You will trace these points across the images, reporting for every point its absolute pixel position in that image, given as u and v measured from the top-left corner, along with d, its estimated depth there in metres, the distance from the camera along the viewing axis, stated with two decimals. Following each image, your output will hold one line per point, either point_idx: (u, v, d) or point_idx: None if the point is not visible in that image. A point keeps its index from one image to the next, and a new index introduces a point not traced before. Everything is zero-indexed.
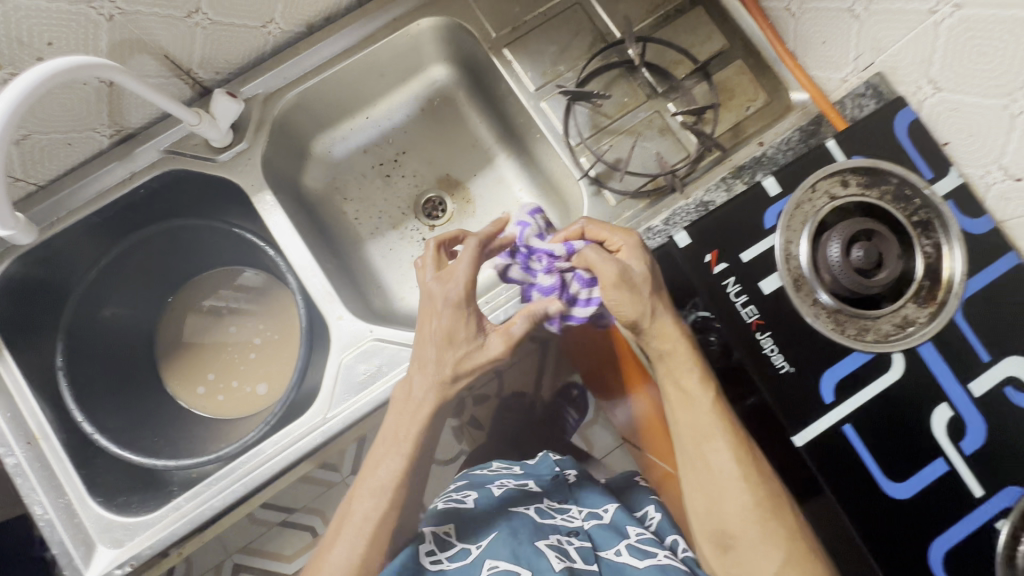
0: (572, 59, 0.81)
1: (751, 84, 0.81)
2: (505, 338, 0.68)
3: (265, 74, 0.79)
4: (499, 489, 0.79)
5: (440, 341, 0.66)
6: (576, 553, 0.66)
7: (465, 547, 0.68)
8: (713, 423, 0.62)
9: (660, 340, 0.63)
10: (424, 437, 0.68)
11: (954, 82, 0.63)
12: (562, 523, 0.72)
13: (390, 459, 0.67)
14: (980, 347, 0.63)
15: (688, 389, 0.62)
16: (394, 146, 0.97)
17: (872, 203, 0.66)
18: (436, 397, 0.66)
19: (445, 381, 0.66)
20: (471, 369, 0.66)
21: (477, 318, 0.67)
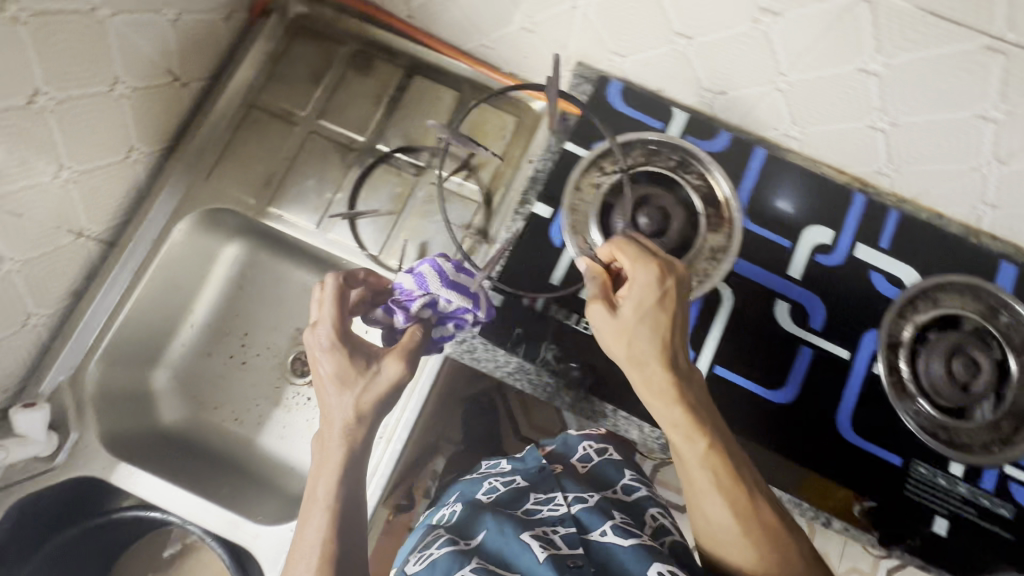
0: (334, 181, 0.83)
1: (496, 115, 0.87)
2: (399, 356, 0.67)
3: (58, 358, 0.76)
4: (490, 496, 0.68)
5: (332, 387, 0.63)
6: (562, 541, 0.57)
7: (455, 539, 0.58)
8: (708, 478, 0.52)
9: (656, 396, 0.55)
10: (345, 494, 0.59)
11: (629, 46, 0.70)
12: (548, 514, 0.62)
13: (315, 513, 0.58)
14: (777, 239, 0.69)
15: (688, 438, 0.54)
16: (234, 333, 0.96)
17: (634, 171, 0.71)
18: (344, 448, 0.61)
19: (346, 429, 0.62)
20: (374, 401, 0.63)
21: (360, 349, 0.66)
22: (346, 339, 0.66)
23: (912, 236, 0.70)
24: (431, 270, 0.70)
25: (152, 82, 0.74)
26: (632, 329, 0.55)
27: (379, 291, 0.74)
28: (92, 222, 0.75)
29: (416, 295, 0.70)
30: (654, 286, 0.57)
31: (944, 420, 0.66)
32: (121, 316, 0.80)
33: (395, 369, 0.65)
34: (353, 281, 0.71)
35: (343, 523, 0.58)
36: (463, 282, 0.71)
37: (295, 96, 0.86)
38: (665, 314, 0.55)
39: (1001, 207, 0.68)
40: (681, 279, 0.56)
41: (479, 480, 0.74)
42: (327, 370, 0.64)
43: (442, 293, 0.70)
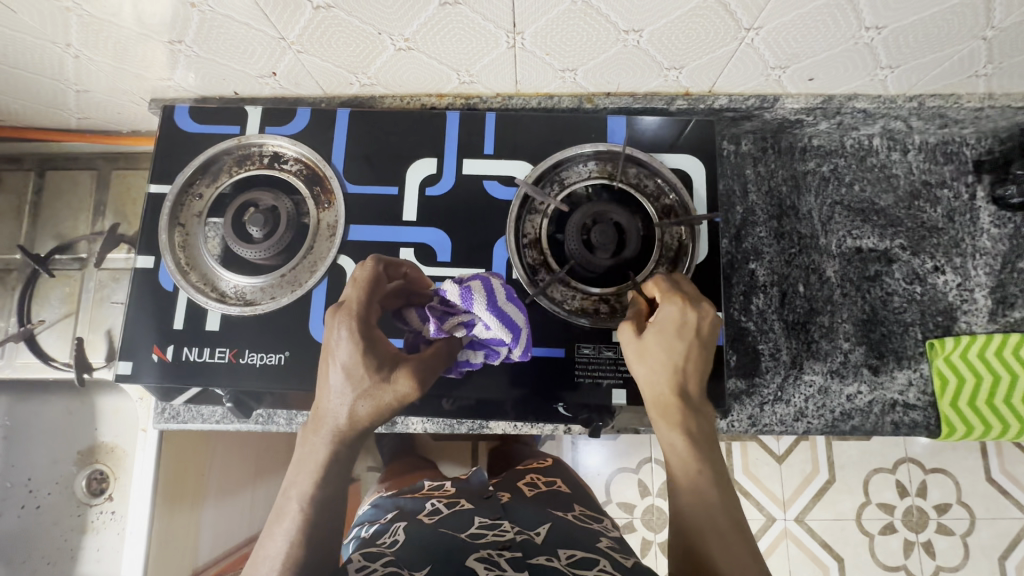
0: (3, 310, 0.81)
1: (139, 177, 0.84)
2: (415, 371, 0.55)
3: None
4: (431, 515, 0.74)
5: (338, 377, 0.53)
6: (508, 562, 0.58)
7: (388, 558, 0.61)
8: (680, 428, 0.53)
9: (666, 421, 0.53)
10: (323, 498, 0.53)
11: (160, 66, 0.67)
12: (495, 538, 0.65)
13: (286, 516, 0.52)
14: (383, 189, 0.67)
15: (684, 444, 0.52)
16: (16, 483, 0.94)
17: (230, 183, 0.69)
18: (329, 453, 0.54)
19: (336, 432, 0.53)
20: (371, 414, 0.53)
21: (389, 355, 0.55)
22: (371, 324, 0.54)
23: (517, 131, 0.69)
24: (480, 287, 0.56)
25: None
26: (655, 340, 0.54)
27: (419, 289, 0.61)
28: None
29: (454, 310, 0.57)
30: (683, 327, 0.54)
31: (605, 293, 0.65)
32: None
33: (406, 388, 0.54)
34: (391, 272, 0.59)
35: (314, 532, 0.52)
36: (513, 313, 0.58)
37: None
38: (686, 339, 0.54)
39: (575, 68, 0.66)
40: (709, 313, 0.55)
41: (423, 501, 0.81)
42: (341, 357, 0.53)
43: (483, 317, 0.56)
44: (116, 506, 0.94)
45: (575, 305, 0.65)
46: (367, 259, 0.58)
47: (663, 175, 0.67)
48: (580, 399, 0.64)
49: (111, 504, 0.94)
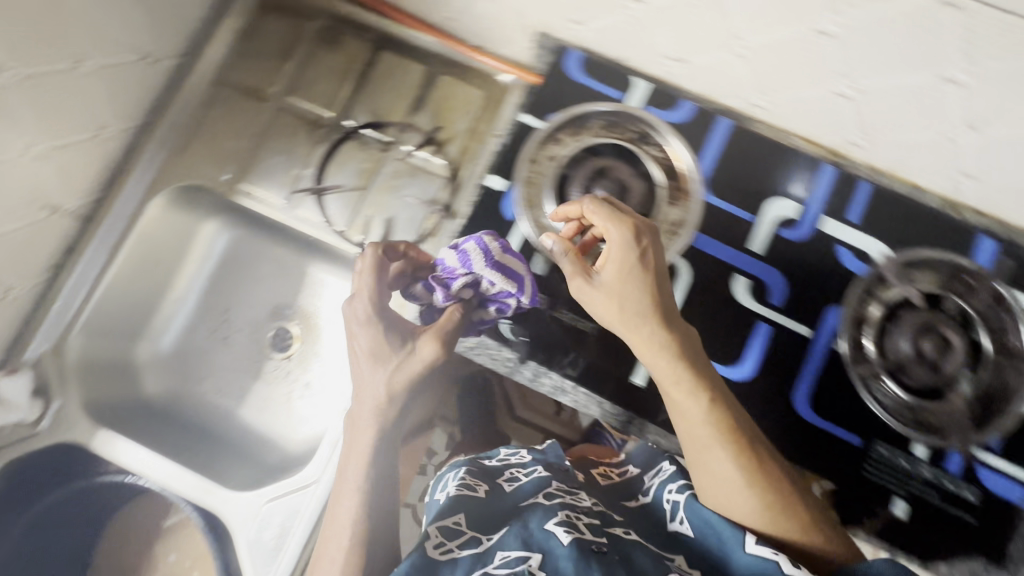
0: (301, 158, 0.84)
1: (464, 90, 0.86)
2: (436, 338, 0.67)
3: (41, 330, 0.79)
4: (509, 484, 0.70)
5: (367, 362, 0.67)
6: (586, 526, 0.57)
7: (476, 537, 0.58)
8: (701, 409, 0.57)
9: (660, 357, 0.57)
10: (402, 396, 0.66)
11: (586, 13, 0.67)
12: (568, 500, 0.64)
13: (357, 466, 0.65)
14: (737, 210, 0.67)
15: (712, 451, 0.57)
16: (215, 307, 0.96)
17: (593, 142, 0.70)
18: (373, 435, 0.66)
19: (376, 411, 0.66)
20: (406, 382, 0.66)
21: (402, 332, 0.68)
22: (380, 314, 0.68)
23: (884, 212, 0.67)
24: (475, 248, 0.65)
25: (118, 59, 0.75)
26: (603, 298, 0.59)
27: (420, 263, 0.72)
28: (68, 197, 0.77)
29: (456, 272, 0.66)
30: (628, 252, 0.58)
31: (912, 400, 0.62)
32: (99, 293, 0.83)
33: (430, 352, 0.66)
34: (393, 252, 0.71)
35: (380, 475, 0.66)
36: (514, 266, 0.66)
37: (263, 72, 0.86)
38: (649, 270, 0.57)
39: (981, 178, 0.62)
40: (657, 237, 0.58)
41: (500, 466, 0.76)
42: (362, 345, 0.67)
43: (484, 271, 0.65)
44: (294, 370, 0.94)
45: (873, 393, 0.63)
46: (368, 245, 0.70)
47: (1019, 316, 0.63)
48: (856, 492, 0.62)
49: (289, 365, 0.94)
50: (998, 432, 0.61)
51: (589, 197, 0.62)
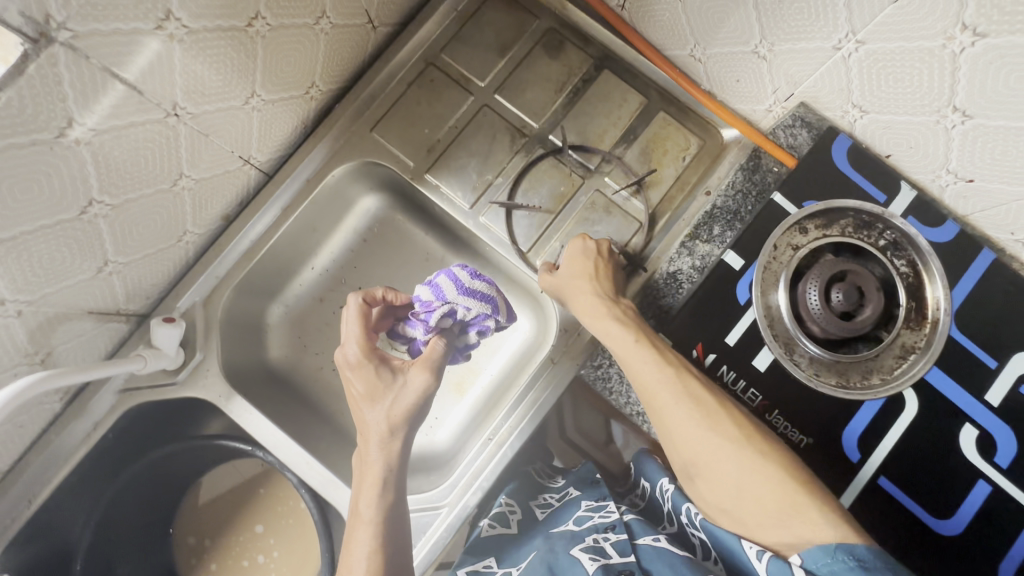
0: (496, 163, 0.79)
1: (680, 133, 0.80)
2: (425, 366, 0.67)
3: (198, 278, 0.75)
4: (544, 512, 0.71)
5: (364, 405, 0.64)
6: (613, 549, 0.58)
7: (506, 574, 0.62)
8: (653, 367, 0.60)
9: (613, 335, 0.63)
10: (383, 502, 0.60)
11: (879, 104, 0.62)
12: (599, 520, 0.63)
13: (360, 526, 0.60)
14: (982, 355, 0.62)
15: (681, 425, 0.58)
16: (351, 285, 0.92)
17: (840, 241, 0.65)
18: (383, 463, 0.61)
19: (382, 442, 0.62)
20: (406, 412, 0.63)
21: (387, 362, 0.67)
22: (373, 356, 0.67)
23: None
24: (446, 280, 0.70)
25: (351, 19, 0.70)
26: (577, 286, 0.68)
27: (395, 308, 0.75)
28: (260, 150, 0.73)
29: (433, 305, 0.71)
30: (578, 254, 0.72)
31: None
32: (259, 253, 0.79)
33: (421, 378, 0.65)
34: (372, 300, 0.72)
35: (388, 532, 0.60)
36: (486, 289, 0.71)
37: (474, 62, 0.81)
38: (595, 260, 0.70)
39: None
40: (605, 244, 0.72)
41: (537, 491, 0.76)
42: (358, 389, 0.65)
43: (460, 301, 0.70)
44: None
45: None
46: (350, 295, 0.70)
47: None
48: None
49: None
50: None
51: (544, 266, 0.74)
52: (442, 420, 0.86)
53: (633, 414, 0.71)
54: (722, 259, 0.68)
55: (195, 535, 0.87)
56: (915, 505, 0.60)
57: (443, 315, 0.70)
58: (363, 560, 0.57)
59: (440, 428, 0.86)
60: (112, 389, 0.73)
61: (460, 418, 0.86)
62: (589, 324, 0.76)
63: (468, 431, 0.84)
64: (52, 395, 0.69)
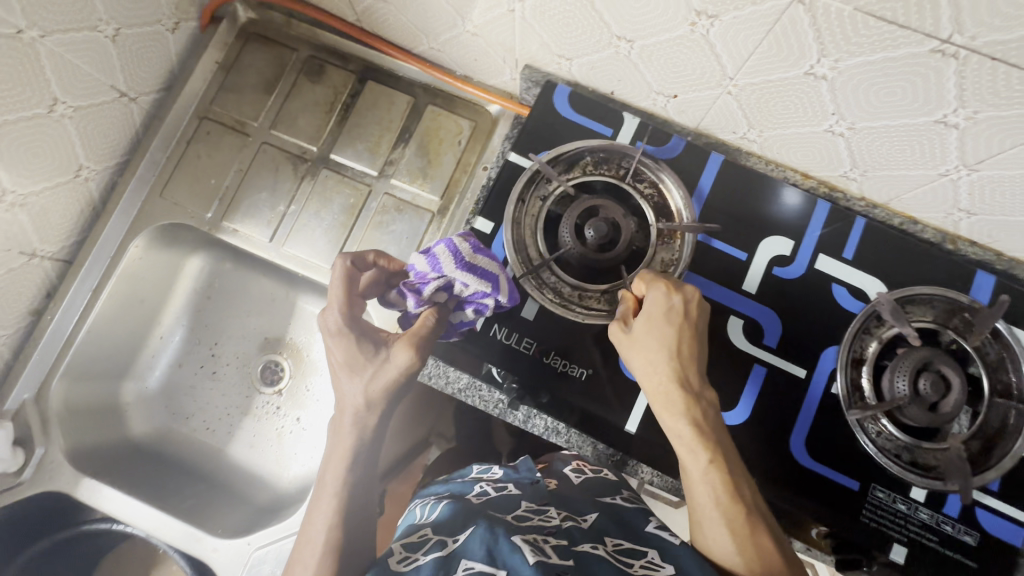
0: (285, 194, 0.83)
1: (451, 120, 0.84)
2: (410, 343, 0.62)
3: (23, 374, 0.79)
4: (480, 497, 0.69)
5: (343, 374, 0.62)
6: (552, 549, 0.54)
7: (442, 541, 0.57)
8: (703, 471, 0.55)
9: (666, 413, 0.57)
10: (353, 487, 0.60)
11: (574, 50, 0.66)
12: (539, 522, 0.61)
13: (323, 503, 0.59)
14: (730, 250, 0.66)
15: (709, 519, 0.54)
16: (204, 342, 0.93)
17: (582, 180, 0.68)
18: (357, 436, 0.60)
19: (357, 415, 0.60)
20: (383, 391, 0.60)
21: (371, 336, 0.63)
22: (354, 326, 0.63)
23: (879, 248, 0.66)
24: (445, 251, 0.62)
25: (98, 98, 0.74)
26: (649, 353, 0.57)
27: (393, 272, 0.68)
28: (45, 242, 0.75)
29: (428, 278, 0.63)
30: (661, 310, 0.59)
31: (908, 441, 0.61)
32: (80, 337, 0.82)
33: (402, 356, 0.61)
34: (363, 264, 0.67)
35: (350, 523, 0.59)
36: (484, 265, 0.63)
37: (244, 105, 0.84)
38: (672, 326, 0.58)
39: (976, 212, 0.61)
40: (689, 295, 0.59)
41: (471, 484, 0.75)
42: (338, 357, 0.62)
43: (456, 275, 0.62)
44: (283, 405, 0.93)
45: (865, 429, 0.62)
46: (336, 258, 0.64)
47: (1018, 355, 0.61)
48: (852, 534, 0.61)
49: (279, 399, 0.93)
50: (998, 475, 0.59)
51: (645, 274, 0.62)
52: (318, 447, 0.89)
53: (454, 391, 0.72)
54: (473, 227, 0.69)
55: None
56: None
57: (430, 292, 0.63)
58: (318, 540, 0.57)
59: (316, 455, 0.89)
60: None
61: (324, 440, 0.89)
62: None
63: None
64: None
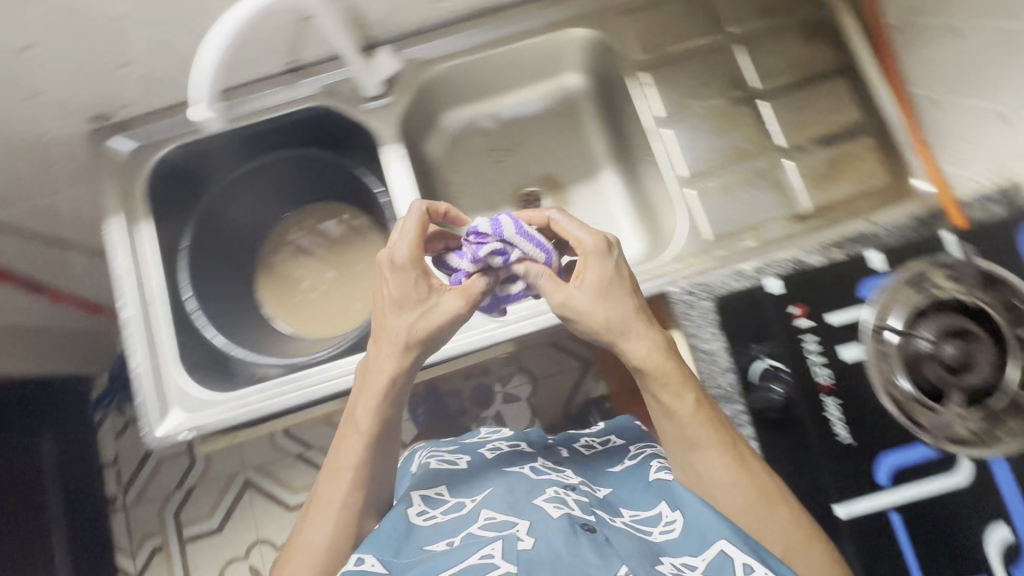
0: (702, 96, 0.85)
1: (875, 164, 0.81)
2: (461, 293, 0.65)
3: (427, 43, 0.88)
4: (491, 453, 0.72)
5: (389, 309, 0.63)
6: (575, 502, 0.58)
7: (461, 502, 0.62)
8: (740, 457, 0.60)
9: (682, 382, 0.60)
10: (383, 422, 0.63)
11: None
12: (557, 479, 0.64)
13: (354, 437, 0.63)
14: None
15: (737, 489, 0.60)
16: (510, 137, 1.04)
17: (983, 308, 0.69)
18: (394, 369, 0.62)
19: (397, 346, 0.62)
20: (429, 330, 0.63)
21: (428, 276, 0.65)
22: (416, 265, 0.64)
23: None
24: (508, 219, 0.65)
25: None
26: (618, 300, 0.61)
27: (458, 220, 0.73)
28: None
29: (486, 239, 0.65)
30: (598, 259, 0.62)
31: None
32: (479, 56, 0.89)
33: (454, 302, 0.64)
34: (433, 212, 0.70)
35: (372, 467, 0.64)
36: (537, 237, 0.65)
37: (737, 10, 0.87)
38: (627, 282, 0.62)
39: None
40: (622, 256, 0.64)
41: (479, 441, 0.78)
42: (391, 291, 0.63)
43: (515, 243, 0.64)
44: None
45: None
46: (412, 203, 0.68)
47: None
48: None
49: None
50: None
51: (558, 212, 0.67)
52: None
53: (696, 356, 0.75)
54: (865, 255, 0.75)
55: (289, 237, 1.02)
56: (913, 552, 0.68)
57: (495, 259, 0.65)
58: (350, 469, 0.62)
59: None
60: (318, 84, 0.87)
61: None
62: (700, 263, 0.80)
63: None
64: (282, 57, 0.84)
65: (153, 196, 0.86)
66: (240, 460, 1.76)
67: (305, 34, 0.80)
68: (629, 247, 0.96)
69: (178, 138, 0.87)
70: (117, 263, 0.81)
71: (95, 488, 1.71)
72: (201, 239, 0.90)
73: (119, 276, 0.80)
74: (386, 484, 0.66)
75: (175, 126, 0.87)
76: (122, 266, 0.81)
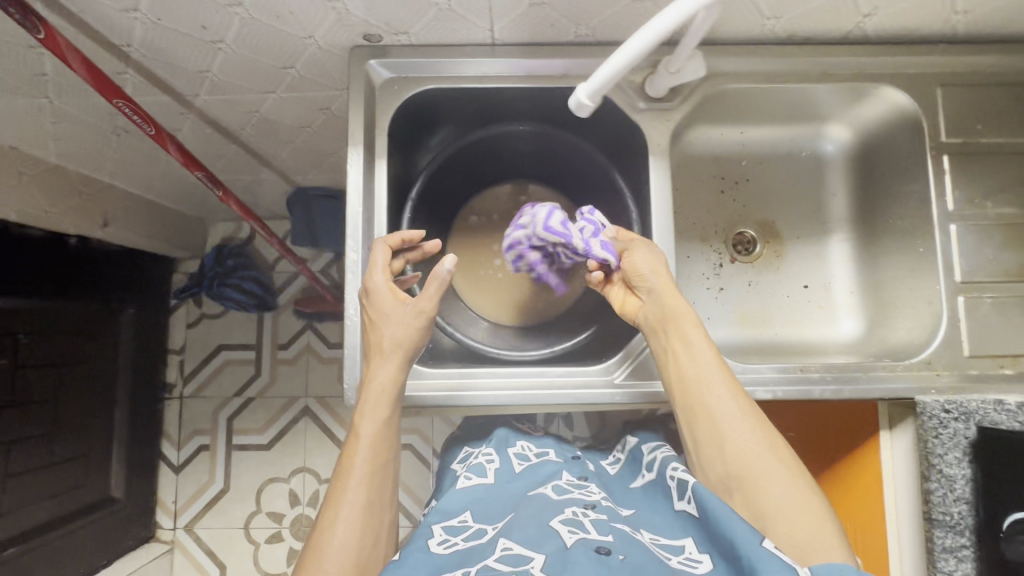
0: (1003, 201, 0.78)
1: None
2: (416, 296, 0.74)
3: (729, 55, 0.78)
4: (521, 464, 0.92)
5: (389, 338, 0.73)
6: (591, 526, 0.68)
7: (480, 532, 0.74)
8: (754, 426, 0.68)
9: (684, 325, 0.72)
10: (381, 431, 0.73)
11: None
12: (578, 497, 0.78)
13: (359, 442, 0.72)
14: None
15: (732, 437, 0.68)
16: (742, 170, 0.97)
17: None
18: (389, 383, 0.73)
19: (394, 355, 0.73)
20: (404, 342, 0.74)
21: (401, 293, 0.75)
22: (376, 291, 0.73)
23: None
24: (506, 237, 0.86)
25: None
26: (663, 267, 0.75)
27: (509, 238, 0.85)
28: (882, 20, 0.73)
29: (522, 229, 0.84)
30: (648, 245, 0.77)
31: None
32: (774, 84, 0.80)
33: (418, 307, 0.74)
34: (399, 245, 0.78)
35: (374, 483, 0.72)
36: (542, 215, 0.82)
37: None
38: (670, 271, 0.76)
39: None
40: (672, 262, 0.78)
41: (507, 454, 0.95)
42: (370, 314, 0.74)
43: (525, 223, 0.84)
44: (724, 268, 0.96)
45: None
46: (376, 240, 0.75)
47: None
48: None
49: (726, 265, 0.96)
50: None
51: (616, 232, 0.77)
52: (712, 321, 0.94)
53: (933, 480, 0.71)
54: None
55: (489, 208, 0.98)
56: None
57: (591, 262, 0.80)
58: (359, 481, 0.71)
59: (708, 326, 0.93)
60: (600, 66, 0.78)
61: (728, 324, 0.93)
62: (950, 377, 0.75)
63: (734, 350, 0.91)
64: (581, 28, 0.74)
65: (397, 137, 0.82)
66: (304, 384, 1.72)
67: (621, 12, 0.71)
68: (838, 323, 0.92)
69: (435, 80, 0.79)
70: (354, 202, 0.75)
71: (158, 372, 1.69)
72: (422, 191, 0.85)
73: (352, 216, 0.75)
74: (389, 498, 0.74)
75: (437, 67, 0.78)
76: (356, 210, 0.75)
